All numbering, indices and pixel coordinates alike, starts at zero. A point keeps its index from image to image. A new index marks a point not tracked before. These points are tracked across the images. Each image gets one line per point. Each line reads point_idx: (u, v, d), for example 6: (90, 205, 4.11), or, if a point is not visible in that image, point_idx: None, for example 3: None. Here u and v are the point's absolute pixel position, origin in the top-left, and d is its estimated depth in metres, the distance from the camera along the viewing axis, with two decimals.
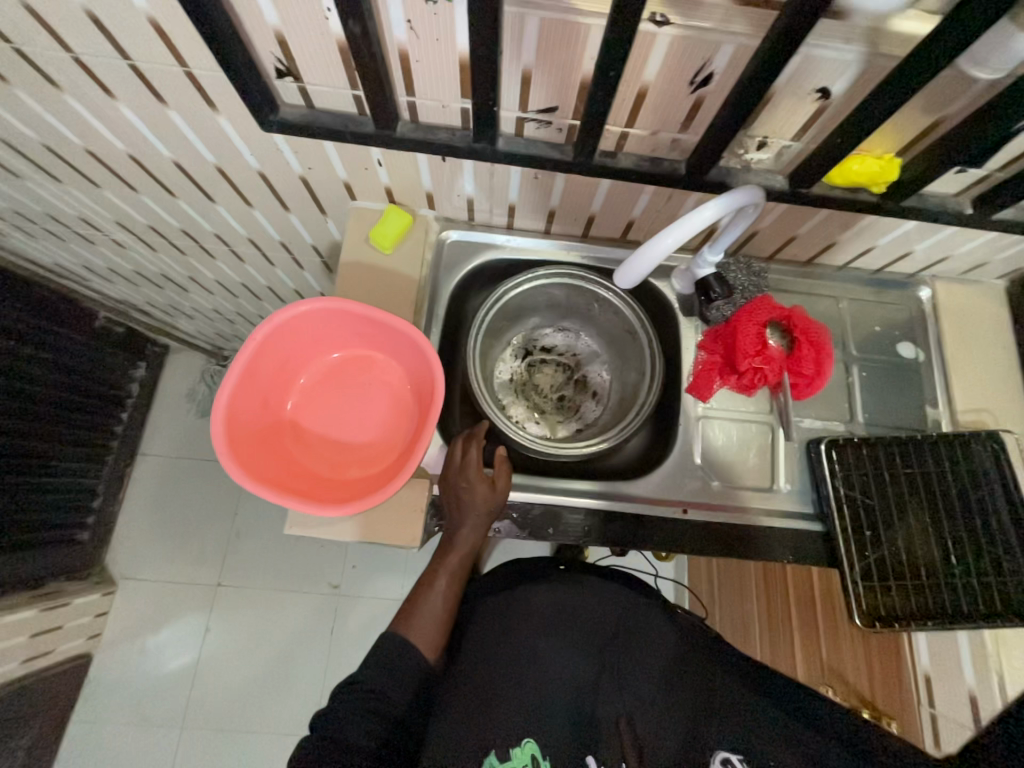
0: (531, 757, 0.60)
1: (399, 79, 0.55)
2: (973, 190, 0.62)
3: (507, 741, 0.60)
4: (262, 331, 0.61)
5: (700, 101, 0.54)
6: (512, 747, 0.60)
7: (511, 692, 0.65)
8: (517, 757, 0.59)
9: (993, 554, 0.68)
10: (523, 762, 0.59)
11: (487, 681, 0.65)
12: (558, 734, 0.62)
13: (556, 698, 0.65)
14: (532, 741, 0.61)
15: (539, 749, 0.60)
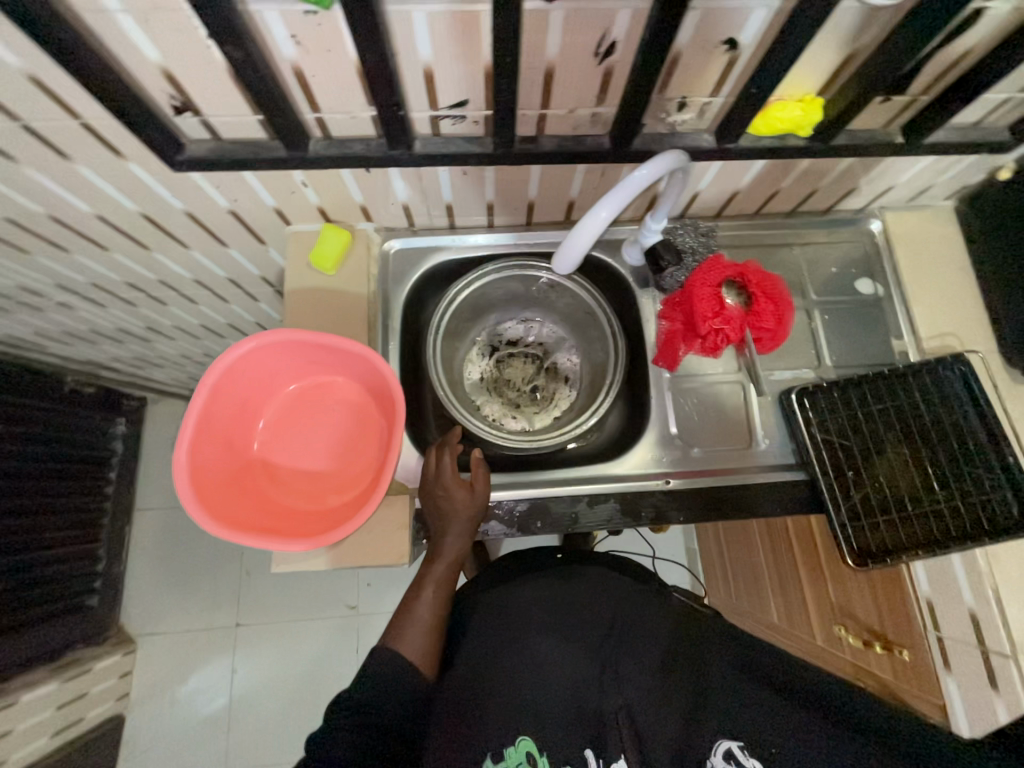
0: (527, 754, 0.59)
1: (300, 96, 0.53)
2: (901, 118, 0.62)
3: (501, 741, 0.60)
4: (211, 374, 0.60)
5: (610, 71, 0.52)
6: (506, 747, 0.59)
7: (508, 690, 0.64)
8: (511, 755, 0.59)
9: (975, 473, 0.68)
10: (518, 759, 0.59)
11: (484, 684, 0.65)
12: (556, 730, 0.61)
13: (553, 694, 0.65)
14: (527, 739, 0.60)
15: (535, 746, 0.59)
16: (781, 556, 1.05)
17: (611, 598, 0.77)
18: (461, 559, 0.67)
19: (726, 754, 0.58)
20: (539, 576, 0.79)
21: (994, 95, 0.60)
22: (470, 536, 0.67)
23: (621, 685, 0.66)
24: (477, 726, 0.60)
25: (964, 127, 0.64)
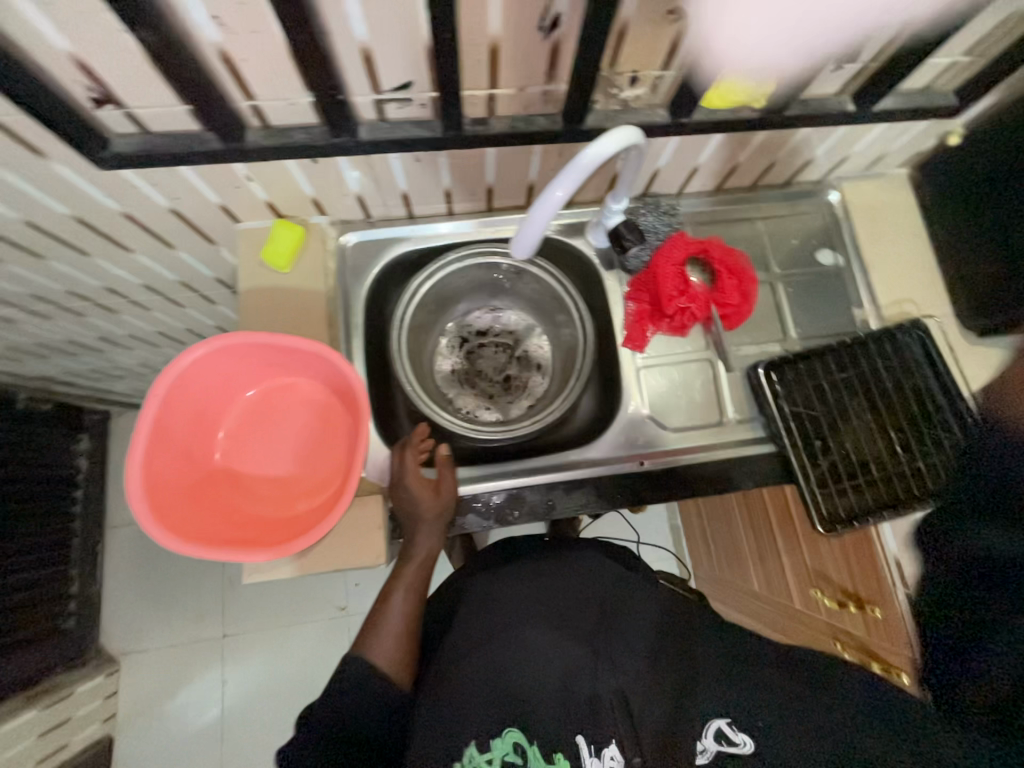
0: (514, 746, 0.56)
1: (231, 83, 0.50)
2: (852, 87, 0.62)
3: (489, 729, 0.57)
4: (162, 383, 0.57)
5: (557, 46, 0.50)
6: (493, 737, 0.56)
7: (494, 677, 0.61)
8: (499, 747, 0.56)
9: (935, 435, 0.70)
10: (505, 751, 0.55)
11: (470, 674, 0.62)
12: (546, 720, 0.58)
13: (542, 679, 0.61)
14: (514, 729, 0.57)
15: (524, 737, 0.56)
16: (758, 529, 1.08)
17: (600, 587, 0.75)
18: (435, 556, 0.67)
19: (715, 733, 0.57)
20: (526, 564, 0.78)
21: (939, 60, 0.61)
22: (441, 532, 0.67)
23: (615, 671, 0.63)
24: (460, 715, 0.58)
25: (912, 93, 0.65)
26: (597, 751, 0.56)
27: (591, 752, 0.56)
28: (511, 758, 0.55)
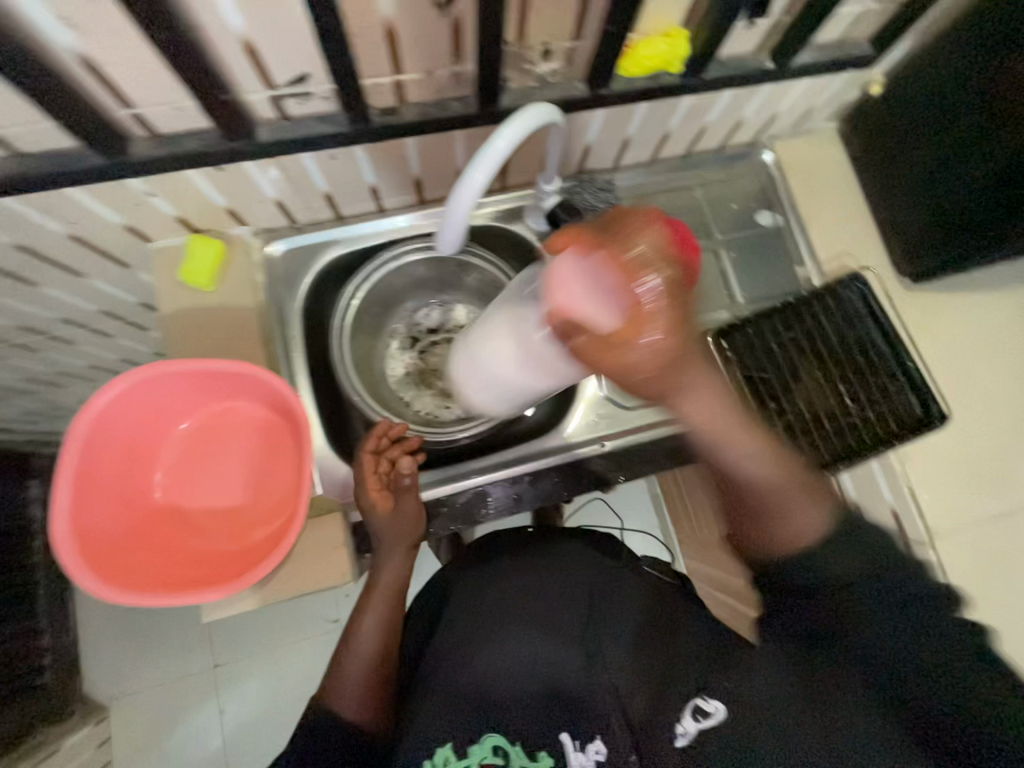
0: (495, 748, 0.54)
1: (102, 92, 0.46)
2: (769, 43, 0.61)
3: (466, 733, 0.56)
4: (80, 426, 0.53)
5: (458, 22, 0.47)
6: (471, 742, 0.55)
7: (472, 684, 0.60)
8: (475, 752, 0.54)
9: (881, 384, 0.72)
10: (484, 754, 0.54)
11: (445, 686, 0.60)
12: (530, 717, 0.56)
13: (521, 681, 0.60)
14: (494, 734, 0.55)
15: (504, 739, 0.55)
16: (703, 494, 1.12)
17: (588, 574, 0.70)
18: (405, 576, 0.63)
19: (691, 710, 0.52)
20: (509, 560, 0.72)
21: (850, 9, 0.60)
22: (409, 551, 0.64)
23: (607, 668, 0.59)
24: (433, 723, 0.57)
25: (828, 45, 0.64)
26: (581, 745, 0.53)
27: (575, 747, 0.53)
28: (489, 761, 0.53)
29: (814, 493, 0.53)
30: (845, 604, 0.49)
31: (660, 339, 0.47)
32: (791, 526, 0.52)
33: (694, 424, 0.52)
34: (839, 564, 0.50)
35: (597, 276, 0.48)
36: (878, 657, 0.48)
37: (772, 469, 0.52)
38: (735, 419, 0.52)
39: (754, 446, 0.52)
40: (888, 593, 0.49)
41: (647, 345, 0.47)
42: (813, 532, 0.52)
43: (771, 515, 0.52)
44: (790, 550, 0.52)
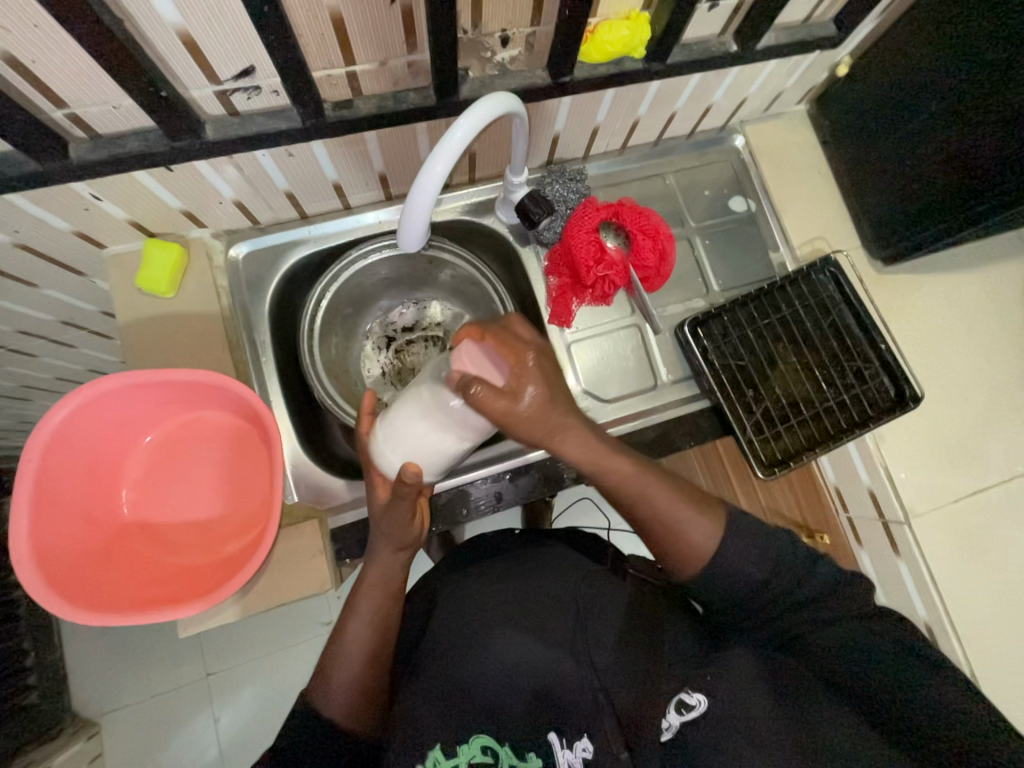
0: (484, 748, 0.51)
1: (31, 93, 0.43)
2: (733, 26, 0.60)
3: (455, 733, 0.52)
4: (34, 446, 0.51)
5: (409, 10, 0.45)
6: (460, 742, 0.51)
7: (458, 687, 0.55)
8: (464, 752, 0.51)
9: (855, 367, 0.72)
10: (474, 754, 0.51)
11: (430, 689, 0.56)
12: (516, 717, 0.53)
13: (511, 686, 0.54)
14: (483, 734, 0.52)
15: (494, 739, 0.52)
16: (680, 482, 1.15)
17: (574, 575, 0.65)
18: (398, 577, 0.61)
19: (675, 703, 0.51)
20: (497, 565, 0.70)
21: None
22: (399, 552, 0.61)
23: (595, 666, 0.54)
24: (420, 727, 0.52)
25: (794, 26, 0.63)
26: (568, 742, 0.51)
27: (563, 745, 0.51)
28: (478, 761, 0.51)
29: (706, 509, 0.58)
30: (787, 611, 0.55)
31: (536, 393, 0.51)
32: (689, 542, 0.56)
33: (579, 462, 0.56)
34: (770, 577, 0.55)
35: (497, 359, 0.52)
36: (828, 656, 0.53)
37: (658, 494, 0.57)
38: (605, 452, 0.56)
39: (642, 480, 0.57)
40: (824, 598, 0.55)
41: (529, 401, 0.51)
42: (707, 540, 0.56)
43: (669, 538, 0.57)
44: (700, 566, 0.56)
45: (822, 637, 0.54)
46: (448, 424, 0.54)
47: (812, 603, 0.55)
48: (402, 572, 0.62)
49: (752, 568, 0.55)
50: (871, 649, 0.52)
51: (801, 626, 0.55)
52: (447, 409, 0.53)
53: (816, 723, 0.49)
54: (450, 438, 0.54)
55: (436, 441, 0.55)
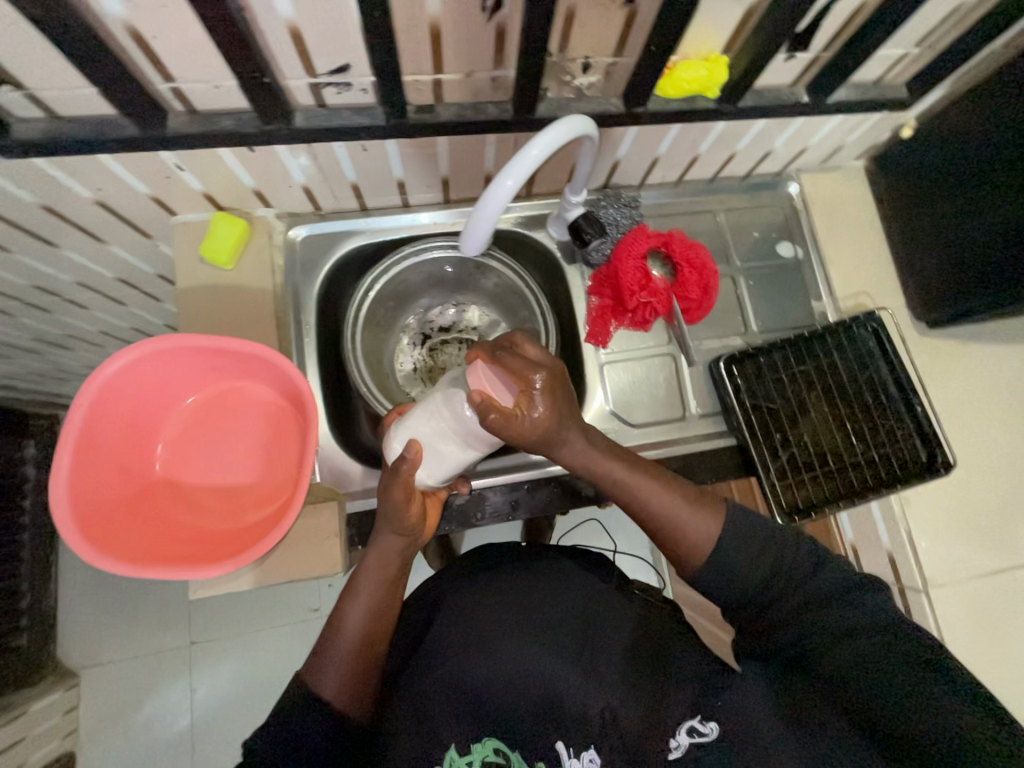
0: (495, 751, 0.53)
1: (145, 64, 0.46)
2: (806, 77, 0.62)
3: (469, 734, 0.53)
4: (86, 393, 0.53)
5: (503, 28, 0.48)
6: (472, 741, 0.53)
7: (468, 691, 0.55)
8: (477, 751, 0.52)
9: (888, 427, 0.72)
10: (486, 754, 0.52)
11: (437, 690, 0.56)
12: (522, 724, 0.54)
13: (520, 691, 0.55)
14: (495, 737, 0.54)
15: (505, 743, 0.53)
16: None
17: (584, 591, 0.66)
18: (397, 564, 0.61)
19: (686, 726, 0.50)
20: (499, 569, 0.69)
21: (891, 51, 0.60)
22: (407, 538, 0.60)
23: (601, 687, 0.55)
24: (433, 729, 0.53)
25: (865, 84, 0.65)
26: (576, 752, 0.52)
27: (570, 754, 0.52)
28: (490, 761, 0.52)
29: (703, 503, 0.58)
30: (790, 618, 0.53)
31: (542, 413, 0.52)
32: (687, 529, 0.57)
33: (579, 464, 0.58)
34: (767, 572, 0.54)
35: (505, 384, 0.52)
36: (839, 678, 0.48)
37: (650, 486, 0.58)
38: (601, 454, 0.58)
39: (641, 481, 0.58)
40: (830, 604, 0.52)
41: (536, 419, 0.52)
42: (704, 534, 0.56)
43: (667, 530, 0.57)
44: (700, 556, 0.56)
45: (831, 652, 0.50)
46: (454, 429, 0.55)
47: (818, 607, 0.52)
48: (403, 557, 0.61)
49: (751, 573, 0.55)
50: (889, 669, 0.47)
51: (810, 640, 0.51)
52: (457, 417, 0.55)
53: (829, 756, 0.45)
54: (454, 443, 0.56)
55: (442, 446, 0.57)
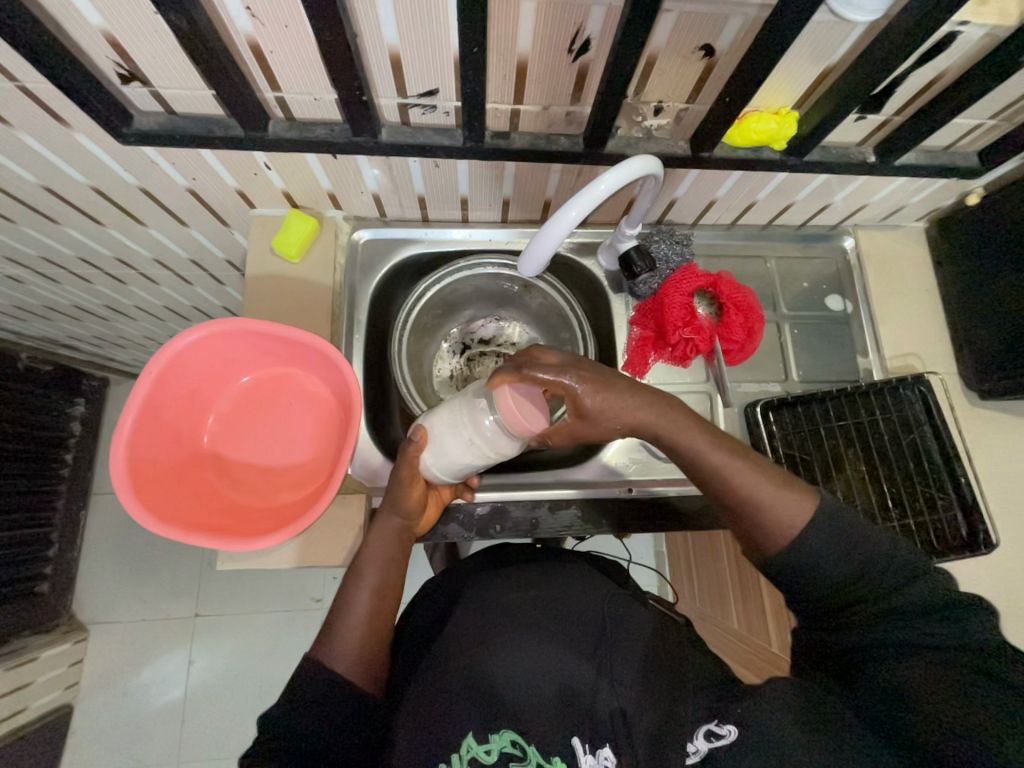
0: (511, 742, 0.51)
1: (259, 74, 0.51)
2: (875, 138, 0.62)
3: (487, 723, 0.53)
4: (155, 364, 0.57)
5: (585, 68, 0.51)
6: (491, 731, 0.52)
7: (485, 686, 0.56)
8: (495, 741, 0.51)
9: (928, 495, 0.69)
10: (502, 746, 0.51)
11: (456, 678, 0.57)
12: (536, 719, 0.53)
13: (536, 687, 0.56)
14: (512, 728, 0.52)
15: (521, 736, 0.52)
16: (699, 554, 1.16)
17: (602, 594, 0.68)
18: (398, 541, 0.62)
19: (704, 731, 0.52)
20: (518, 571, 0.71)
21: (966, 121, 0.60)
22: (407, 516, 0.62)
23: (614, 687, 0.56)
24: (447, 722, 0.53)
25: (934, 150, 0.65)
26: (592, 749, 0.52)
27: (586, 750, 0.51)
28: (508, 753, 0.51)
29: (793, 486, 0.55)
30: (851, 628, 0.52)
31: (594, 395, 0.56)
32: (772, 516, 0.54)
33: (651, 427, 0.57)
34: (837, 583, 0.52)
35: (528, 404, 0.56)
36: (889, 693, 0.48)
37: (729, 465, 0.55)
38: (687, 422, 0.57)
39: (718, 457, 0.56)
40: (899, 623, 0.50)
41: (595, 402, 0.56)
42: (801, 516, 0.53)
43: (755, 510, 0.54)
44: (782, 543, 0.54)
45: (880, 668, 0.50)
46: (475, 434, 0.58)
47: (879, 625, 0.51)
48: (404, 544, 0.63)
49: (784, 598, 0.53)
50: (951, 690, 0.46)
51: (863, 654, 0.51)
52: (476, 422, 0.58)
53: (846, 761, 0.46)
54: (474, 451, 0.59)
55: (461, 452, 0.59)
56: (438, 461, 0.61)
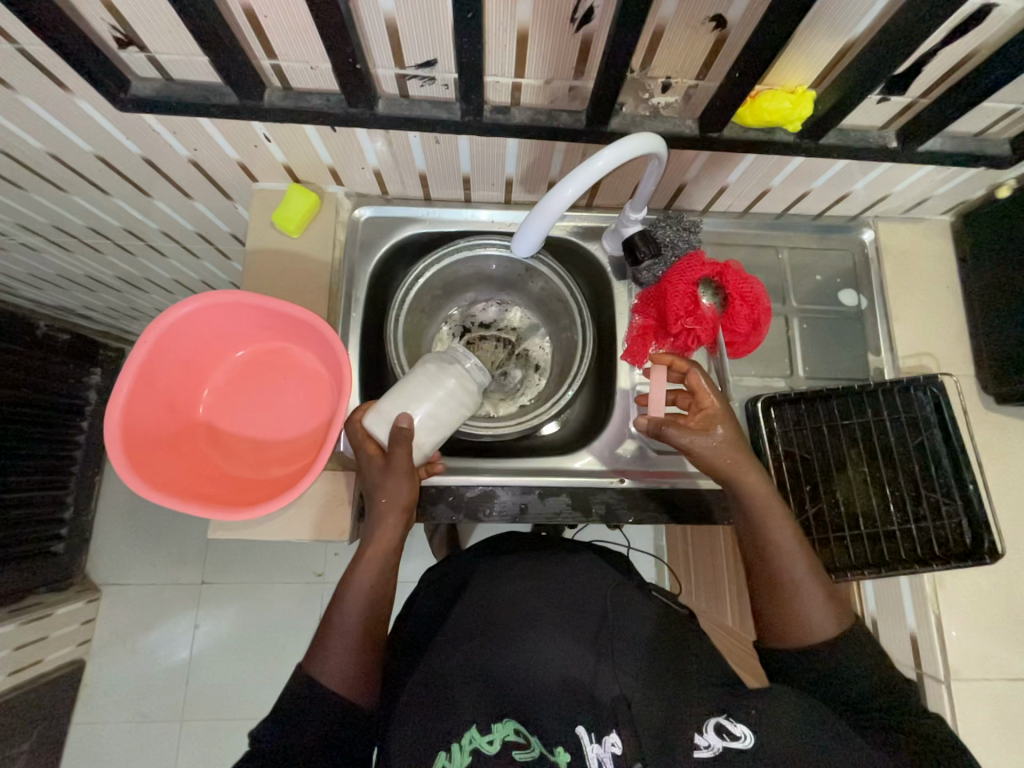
0: (515, 729, 0.51)
1: (256, 41, 0.50)
2: (897, 122, 0.59)
3: (488, 718, 0.52)
4: (150, 333, 0.58)
5: (589, 39, 0.49)
6: (494, 721, 0.51)
7: (493, 678, 0.57)
8: (498, 730, 0.50)
9: (933, 500, 0.67)
10: (507, 733, 0.50)
11: (467, 670, 0.58)
12: (537, 712, 0.53)
13: (543, 678, 0.56)
14: (515, 718, 0.52)
15: (525, 725, 0.51)
16: (698, 549, 1.14)
17: (607, 586, 0.68)
18: (392, 550, 0.61)
19: (716, 727, 0.51)
20: (524, 560, 0.72)
21: (998, 105, 0.56)
22: (402, 518, 0.62)
23: (616, 674, 0.56)
24: (453, 713, 0.53)
25: (964, 137, 0.61)
26: (598, 737, 0.50)
27: (592, 740, 0.50)
28: (512, 740, 0.50)
29: (832, 603, 0.58)
30: None
31: (725, 432, 0.60)
32: (806, 623, 0.57)
33: (744, 485, 0.59)
34: None
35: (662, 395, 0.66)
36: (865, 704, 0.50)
37: (799, 567, 0.58)
38: (780, 505, 0.60)
39: (795, 545, 0.58)
40: None
41: (722, 435, 0.60)
42: (818, 622, 0.57)
43: (789, 591, 0.58)
44: (800, 634, 0.57)
45: None
46: (451, 389, 0.63)
47: None
48: (398, 552, 0.63)
49: None
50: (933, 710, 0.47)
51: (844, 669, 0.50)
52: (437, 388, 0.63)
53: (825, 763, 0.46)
54: (455, 407, 0.63)
55: (444, 413, 0.63)
56: (426, 427, 0.62)
